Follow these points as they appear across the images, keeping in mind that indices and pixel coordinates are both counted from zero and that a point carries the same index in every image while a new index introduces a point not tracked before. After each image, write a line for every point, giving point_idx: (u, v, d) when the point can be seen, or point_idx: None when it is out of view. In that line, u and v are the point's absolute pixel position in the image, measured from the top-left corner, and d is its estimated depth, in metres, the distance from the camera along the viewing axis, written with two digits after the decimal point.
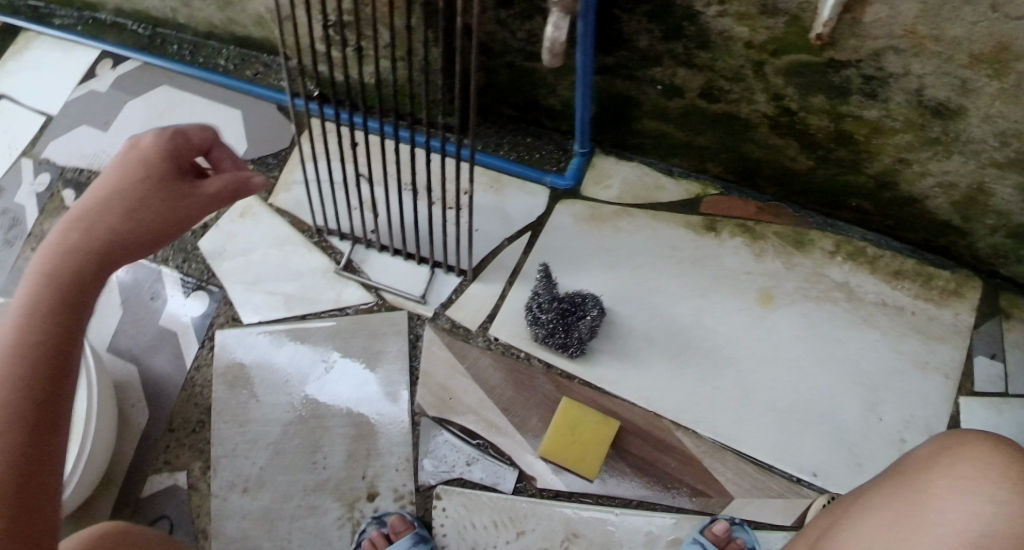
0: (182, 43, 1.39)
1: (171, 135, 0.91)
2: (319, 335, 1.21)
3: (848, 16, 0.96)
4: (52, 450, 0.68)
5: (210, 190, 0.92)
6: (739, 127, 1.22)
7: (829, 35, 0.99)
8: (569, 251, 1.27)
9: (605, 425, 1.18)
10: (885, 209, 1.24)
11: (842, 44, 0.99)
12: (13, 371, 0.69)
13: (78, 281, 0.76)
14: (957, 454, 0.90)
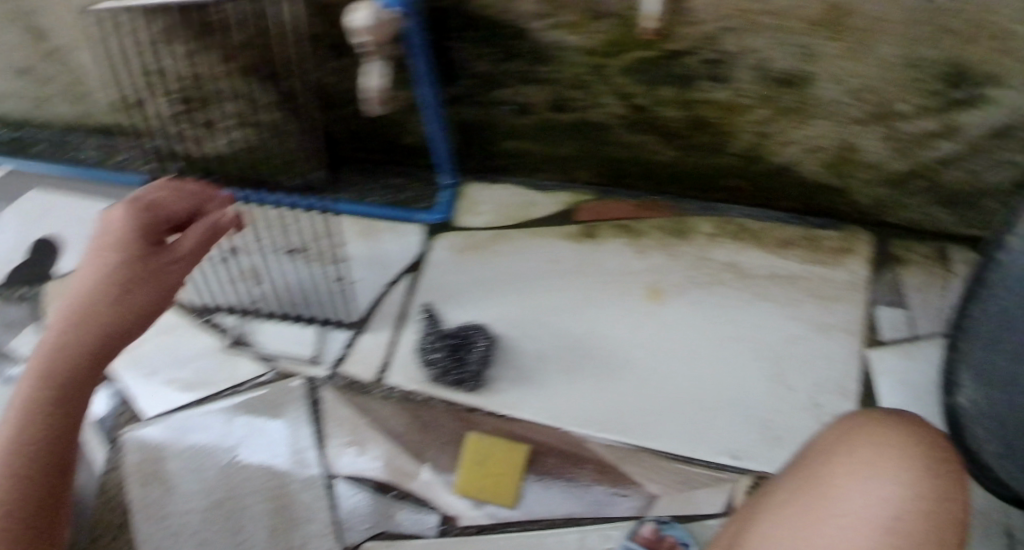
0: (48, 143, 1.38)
1: (139, 209, 0.89)
2: (218, 413, 1.14)
3: (677, 8, 0.92)
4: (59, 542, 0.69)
5: (184, 248, 0.89)
6: (596, 132, 1.11)
7: (662, 29, 0.94)
8: (453, 284, 1.15)
9: (514, 450, 1.07)
10: (758, 182, 1.16)
11: (677, 34, 0.95)
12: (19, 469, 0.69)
13: (67, 392, 0.75)
14: (858, 438, 0.78)
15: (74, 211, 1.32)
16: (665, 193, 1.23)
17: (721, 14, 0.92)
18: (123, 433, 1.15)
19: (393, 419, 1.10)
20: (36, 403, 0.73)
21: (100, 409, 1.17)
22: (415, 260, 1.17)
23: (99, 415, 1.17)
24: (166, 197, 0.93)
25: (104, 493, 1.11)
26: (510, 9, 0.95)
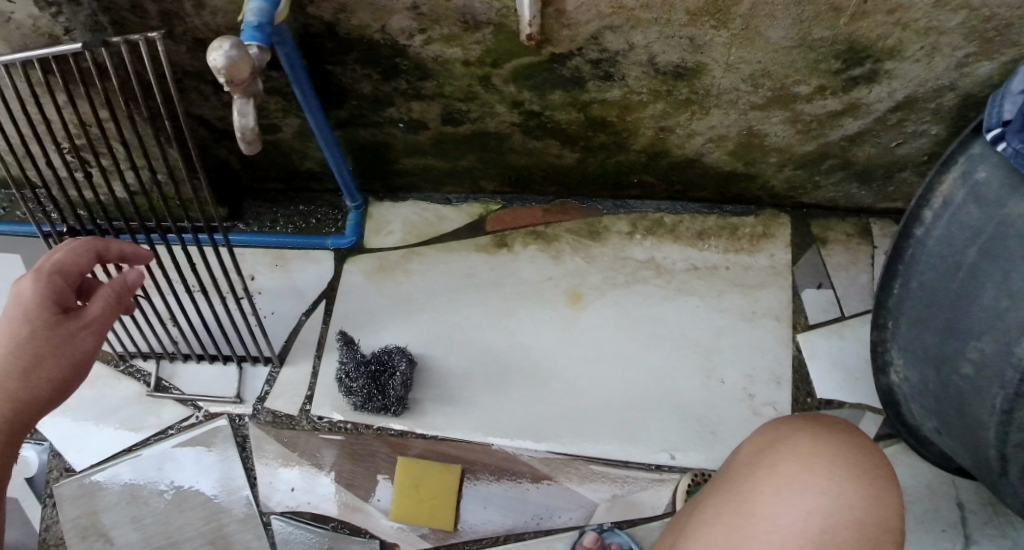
0: None
1: (46, 278, 0.79)
2: (150, 461, 1.12)
3: (550, 11, 0.87)
4: None
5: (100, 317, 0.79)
6: (494, 141, 1.08)
7: (540, 34, 0.90)
8: (364, 309, 1.11)
9: (449, 472, 1.06)
10: (666, 176, 1.14)
11: (557, 38, 0.91)
12: None
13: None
14: (784, 448, 0.80)
15: None
16: (577, 194, 1.20)
17: (601, 13, 0.87)
18: (55, 487, 1.14)
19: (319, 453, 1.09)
20: None
21: (31, 467, 1.15)
22: (330, 287, 1.14)
23: (31, 473, 1.15)
24: (73, 259, 0.82)
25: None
26: (383, 28, 0.90)
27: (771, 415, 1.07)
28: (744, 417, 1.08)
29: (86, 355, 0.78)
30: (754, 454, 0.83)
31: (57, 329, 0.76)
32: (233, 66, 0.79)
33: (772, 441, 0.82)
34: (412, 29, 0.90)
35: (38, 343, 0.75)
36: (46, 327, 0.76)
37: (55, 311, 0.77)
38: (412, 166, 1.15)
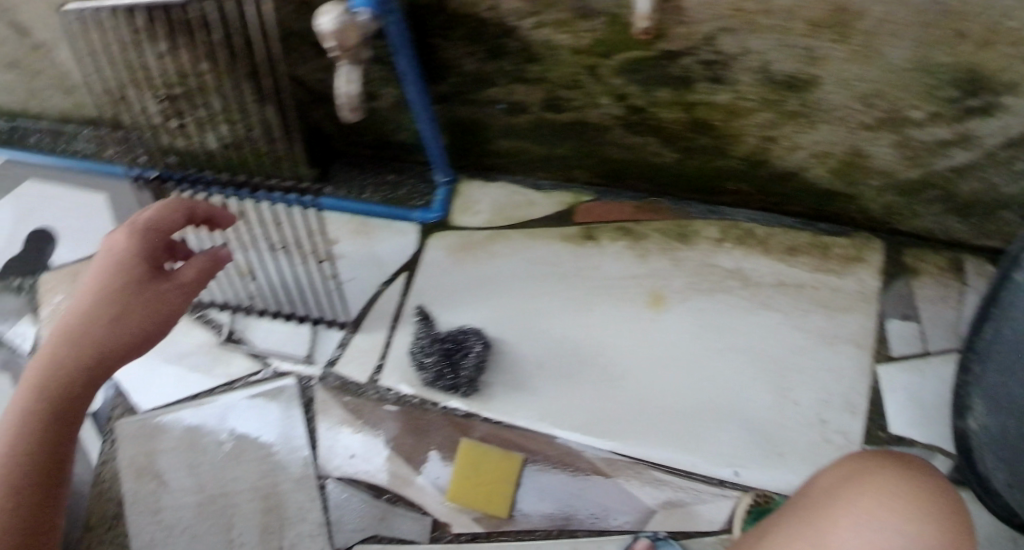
0: (41, 131, 1.34)
1: (142, 233, 0.82)
2: (213, 411, 1.14)
3: (668, 6, 0.86)
4: None
5: (186, 278, 0.83)
6: (593, 131, 1.08)
7: (655, 28, 0.88)
8: (446, 287, 1.13)
9: (509, 460, 1.06)
10: (764, 187, 1.12)
11: (671, 35, 0.89)
12: None
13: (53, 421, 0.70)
14: (865, 482, 0.78)
15: (70, 203, 1.28)
16: (669, 195, 1.18)
17: (720, 14, 0.86)
18: (117, 425, 1.17)
19: (383, 424, 1.10)
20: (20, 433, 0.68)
21: (97, 401, 1.19)
22: (410, 260, 1.15)
23: (95, 408, 1.19)
24: (168, 215, 0.85)
25: (99, 485, 1.15)
26: (493, 7, 0.89)
27: (840, 443, 1.05)
28: (812, 441, 1.06)
29: (173, 313, 0.82)
30: (832, 485, 0.82)
31: (147, 285, 0.80)
32: (342, 31, 0.81)
33: (850, 475, 0.81)
34: (525, 12, 0.89)
35: (128, 294, 0.78)
36: (138, 281, 0.79)
37: (146, 268, 0.81)
38: (507, 148, 1.15)
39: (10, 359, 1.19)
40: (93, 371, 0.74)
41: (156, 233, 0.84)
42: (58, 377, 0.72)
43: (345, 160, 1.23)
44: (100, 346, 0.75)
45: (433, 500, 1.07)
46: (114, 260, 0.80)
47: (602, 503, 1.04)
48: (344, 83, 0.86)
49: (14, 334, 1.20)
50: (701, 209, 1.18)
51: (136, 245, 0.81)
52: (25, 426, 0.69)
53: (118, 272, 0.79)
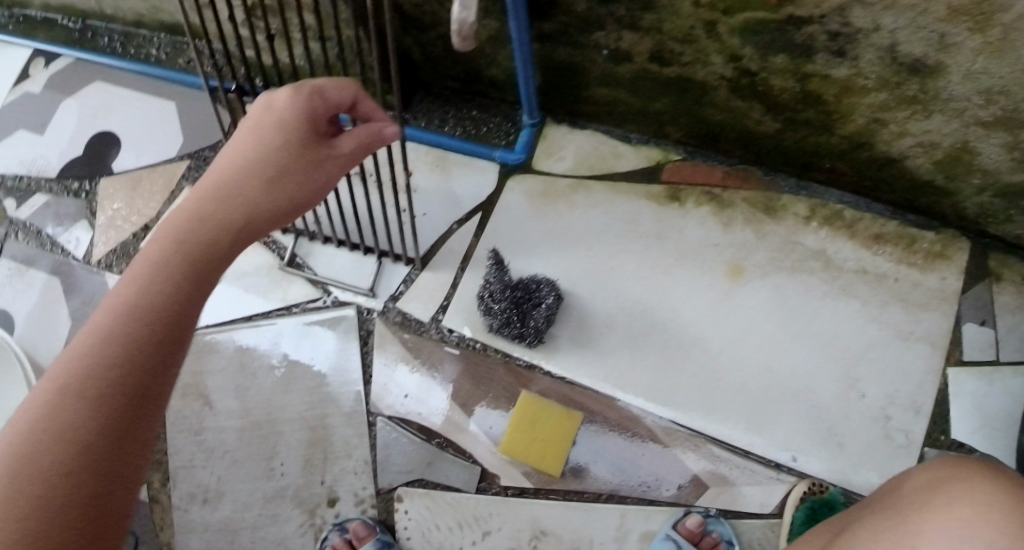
0: (112, 34, 1.30)
1: (306, 95, 0.73)
2: (267, 335, 1.13)
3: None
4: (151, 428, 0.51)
5: (344, 150, 0.75)
6: (696, 90, 1.05)
7: None
8: (522, 235, 1.11)
9: (569, 418, 1.05)
10: (860, 168, 1.10)
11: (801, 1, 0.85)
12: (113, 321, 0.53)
13: (205, 264, 0.60)
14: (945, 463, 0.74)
15: (138, 110, 1.26)
16: (762, 165, 1.16)
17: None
18: None
19: (442, 367, 1.08)
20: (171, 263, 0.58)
21: None
22: (486, 201, 1.14)
23: None
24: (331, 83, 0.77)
25: None
26: None
27: (901, 442, 1.04)
28: (874, 436, 1.04)
29: (325, 186, 0.74)
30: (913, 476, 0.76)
31: (306, 152, 0.72)
32: None
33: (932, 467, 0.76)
34: None
35: (287, 157, 0.70)
36: (299, 145, 0.72)
37: (307, 131, 0.73)
38: (600, 97, 1.12)
39: (61, 262, 1.20)
40: (244, 231, 0.65)
41: (318, 99, 0.75)
42: (205, 224, 0.63)
43: (421, 92, 1.19)
44: (255, 204, 0.67)
45: (484, 449, 1.05)
46: (271, 119, 0.71)
47: (655, 473, 1.03)
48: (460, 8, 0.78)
49: (67, 237, 1.21)
50: (791, 185, 1.16)
51: (301, 107, 0.73)
52: (179, 258, 0.59)
53: (280, 132, 0.71)
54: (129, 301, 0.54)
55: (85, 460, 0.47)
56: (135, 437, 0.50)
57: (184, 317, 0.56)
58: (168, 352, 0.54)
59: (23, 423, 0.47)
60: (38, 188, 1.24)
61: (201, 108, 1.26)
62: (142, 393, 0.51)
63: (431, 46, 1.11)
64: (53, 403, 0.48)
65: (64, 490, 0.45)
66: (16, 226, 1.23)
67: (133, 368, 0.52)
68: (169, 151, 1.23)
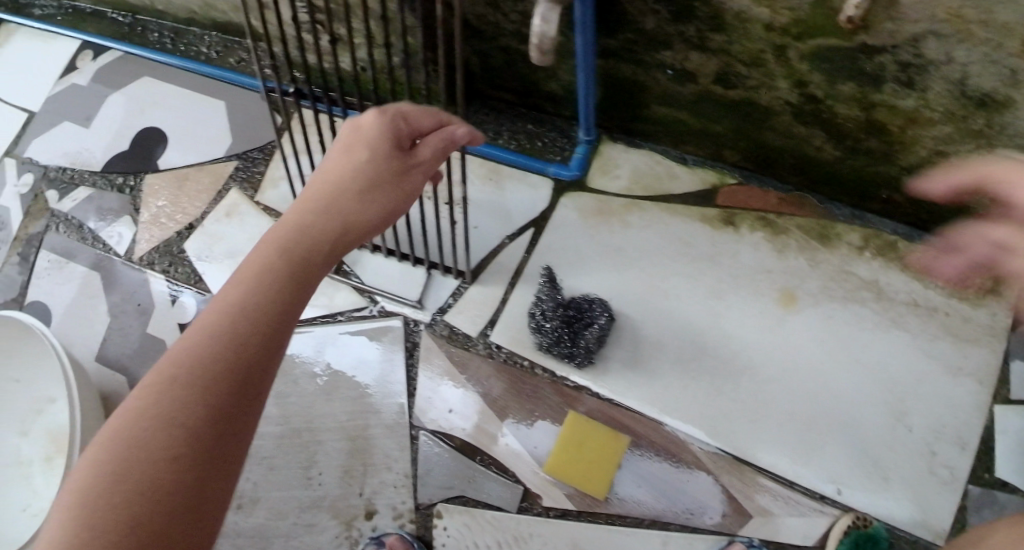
0: (163, 30, 1.34)
1: (393, 116, 0.77)
2: (312, 341, 1.13)
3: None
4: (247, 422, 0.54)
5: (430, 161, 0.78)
6: (758, 114, 1.04)
7: (861, 20, 0.80)
8: (574, 252, 1.15)
9: (614, 439, 1.04)
10: (917, 200, 1.09)
11: (877, 29, 0.81)
12: (218, 321, 0.56)
13: (301, 267, 0.63)
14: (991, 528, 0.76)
15: (186, 107, 1.29)
16: (816, 192, 1.18)
17: (934, 16, 0.78)
18: None
19: (487, 382, 1.08)
20: (270, 269, 0.61)
21: (188, 314, 1.15)
22: (540, 216, 1.17)
23: (186, 321, 1.15)
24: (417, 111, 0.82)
25: None
26: None
27: (946, 478, 1.02)
28: (918, 469, 1.03)
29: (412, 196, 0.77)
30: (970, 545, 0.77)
31: (394, 161, 0.75)
32: None
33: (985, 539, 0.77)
34: None
35: (377, 170, 0.74)
36: (386, 159, 0.75)
37: (394, 146, 0.76)
38: (661, 115, 1.13)
39: (101, 257, 1.20)
40: (340, 239, 0.68)
41: (405, 120, 0.79)
42: (303, 235, 0.65)
43: (484, 104, 1.22)
44: (348, 214, 0.70)
45: (527, 468, 1.04)
46: (364, 139, 0.75)
47: (700, 500, 1.02)
48: (540, 21, 0.76)
49: (109, 233, 1.21)
50: (847, 213, 1.17)
51: (388, 127, 0.76)
52: (278, 264, 0.62)
53: (370, 146, 0.75)
54: (230, 304, 0.57)
55: (186, 453, 0.50)
56: (232, 433, 0.53)
57: (280, 318, 0.59)
58: (262, 353, 0.56)
59: (136, 405, 0.51)
60: (82, 181, 1.26)
61: (248, 107, 1.28)
62: (238, 391, 0.54)
63: (488, 56, 1.11)
64: (158, 396, 0.52)
65: (164, 479, 0.49)
66: (58, 218, 1.24)
67: (229, 369, 0.54)
68: (215, 150, 1.25)
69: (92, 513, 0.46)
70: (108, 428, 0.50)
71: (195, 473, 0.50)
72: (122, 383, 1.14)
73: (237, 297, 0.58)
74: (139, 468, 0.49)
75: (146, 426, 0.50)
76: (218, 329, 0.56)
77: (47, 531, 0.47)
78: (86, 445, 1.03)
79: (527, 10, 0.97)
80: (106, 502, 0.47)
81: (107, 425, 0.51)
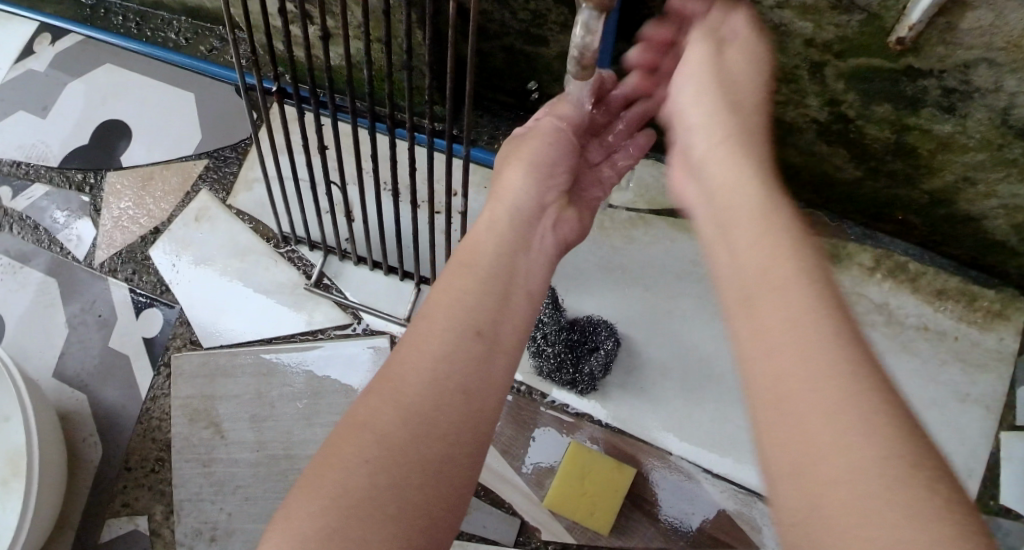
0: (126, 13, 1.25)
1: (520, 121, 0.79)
2: (289, 360, 1.04)
3: (939, 21, 0.73)
4: (473, 414, 0.51)
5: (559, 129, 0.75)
6: (781, 129, 0.98)
7: (913, 42, 0.76)
8: (575, 269, 1.08)
9: (621, 472, 0.97)
10: (934, 224, 1.05)
11: (927, 52, 0.76)
12: (440, 320, 0.55)
13: (500, 261, 0.61)
14: None
15: (152, 97, 1.21)
16: (828, 209, 1.12)
17: (991, 45, 0.73)
18: (174, 357, 1.05)
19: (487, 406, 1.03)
20: (472, 264, 0.60)
21: (154, 327, 1.08)
22: None
23: (153, 334, 1.08)
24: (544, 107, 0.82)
25: (143, 423, 1.04)
26: None
27: None
28: None
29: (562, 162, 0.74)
30: None
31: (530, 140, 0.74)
32: None
33: None
34: None
35: (520, 155, 0.73)
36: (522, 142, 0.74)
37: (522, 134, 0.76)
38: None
39: (59, 262, 1.12)
40: (514, 228, 0.66)
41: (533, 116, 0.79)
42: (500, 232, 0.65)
43: (484, 106, 1.10)
44: (509, 202, 0.68)
45: (524, 499, 0.98)
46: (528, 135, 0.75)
47: (708, 531, 0.96)
48: (583, 33, 0.67)
49: (67, 235, 1.13)
50: (858, 233, 1.11)
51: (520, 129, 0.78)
52: (477, 259, 0.61)
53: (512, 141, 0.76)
54: (442, 309, 0.56)
55: (427, 442, 0.48)
56: (468, 426, 0.50)
57: (488, 326, 0.55)
58: (481, 370, 0.53)
59: (382, 402, 0.50)
60: (37, 177, 1.18)
61: (221, 100, 1.20)
62: (457, 405, 0.50)
63: (489, 56, 1.01)
64: (397, 390, 0.50)
65: (409, 462, 0.47)
66: (11, 218, 1.15)
67: (450, 378, 0.51)
68: (184, 147, 1.17)
69: (350, 504, 0.45)
70: (334, 441, 0.49)
71: (419, 483, 0.47)
72: (80, 401, 1.06)
73: (445, 292, 0.57)
74: (363, 474, 0.46)
75: (367, 434, 0.48)
76: (440, 325, 0.54)
77: (305, 524, 0.44)
78: (43, 473, 0.94)
79: (539, 10, 0.88)
80: (350, 493, 0.45)
81: (350, 427, 0.49)
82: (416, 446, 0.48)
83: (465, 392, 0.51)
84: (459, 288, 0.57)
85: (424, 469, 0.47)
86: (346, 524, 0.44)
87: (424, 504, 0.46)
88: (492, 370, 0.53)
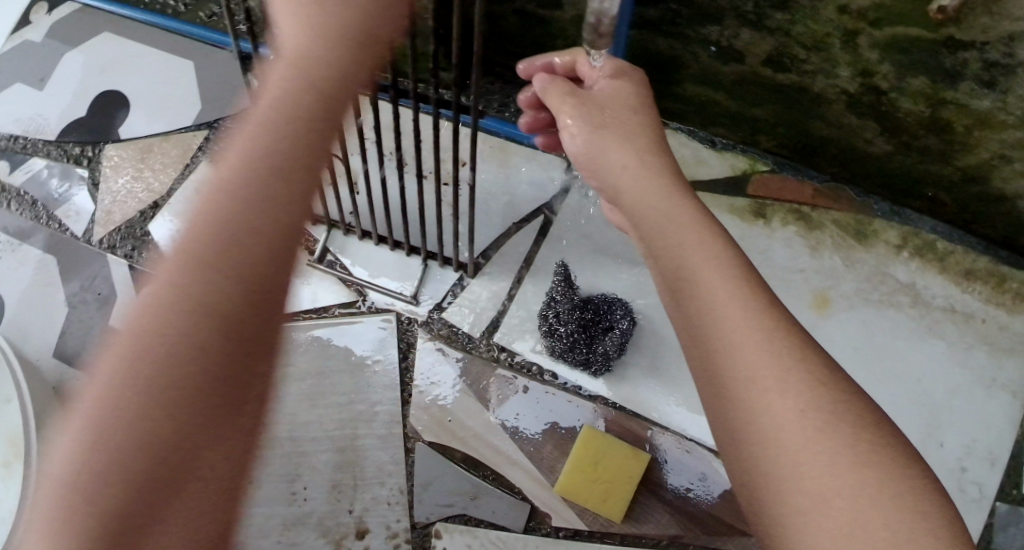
0: None
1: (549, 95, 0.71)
2: (293, 338, 1.02)
3: None
4: (247, 385, 0.49)
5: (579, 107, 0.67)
6: (809, 101, 0.93)
7: (954, 9, 0.70)
8: (589, 246, 1.04)
9: (635, 459, 0.95)
10: (966, 202, 1.00)
11: (969, 22, 0.71)
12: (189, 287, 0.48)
13: (264, 199, 0.51)
14: None
15: (152, 67, 1.17)
16: (855, 184, 1.08)
17: None
18: None
19: (471, 373, 1.00)
20: (231, 212, 0.50)
21: None
22: (551, 202, 1.07)
23: None
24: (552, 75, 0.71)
25: None
26: None
27: (975, 497, 0.97)
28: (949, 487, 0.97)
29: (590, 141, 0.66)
30: None
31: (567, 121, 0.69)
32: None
33: None
34: None
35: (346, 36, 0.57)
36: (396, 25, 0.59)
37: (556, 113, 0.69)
38: (696, 95, 1.01)
39: (57, 239, 1.08)
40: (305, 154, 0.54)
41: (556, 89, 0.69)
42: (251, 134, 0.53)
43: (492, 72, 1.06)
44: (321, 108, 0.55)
45: (534, 484, 0.96)
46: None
47: (722, 519, 0.94)
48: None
49: (66, 210, 1.10)
50: (885, 209, 1.07)
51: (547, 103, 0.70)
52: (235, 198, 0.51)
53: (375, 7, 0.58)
54: (183, 273, 0.48)
55: (189, 425, 0.46)
56: (237, 398, 0.48)
57: (255, 282, 0.50)
58: (267, 322, 0.50)
59: (106, 392, 0.45)
60: (34, 151, 1.14)
61: (222, 68, 1.16)
62: (208, 384, 0.47)
63: (499, 20, 0.97)
64: (147, 377, 0.46)
65: (162, 449, 0.45)
66: (7, 193, 1.11)
67: (243, 337, 0.49)
68: (185, 118, 1.13)
69: (87, 498, 0.44)
70: (89, 419, 0.45)
71: (196, 467, 0.46)
72: (79, 380, 1.03)
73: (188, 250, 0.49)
74: (118, 466, 0.44)
75: (122, 422, 0.45)
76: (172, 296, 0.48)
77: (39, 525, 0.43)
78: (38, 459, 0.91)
79: None
80: (111, 494, 0.44)
81: (80, 416, 0.45)
82: (184, 437, 0.46)
83: (230, 367, 0.48)
84: (218, 245, 0.49)
85: (190, 451, 0.46)
86: (103, 517, 0.43)
87: (220, 484, 0.47)
88: (260, 329, 0.50)
